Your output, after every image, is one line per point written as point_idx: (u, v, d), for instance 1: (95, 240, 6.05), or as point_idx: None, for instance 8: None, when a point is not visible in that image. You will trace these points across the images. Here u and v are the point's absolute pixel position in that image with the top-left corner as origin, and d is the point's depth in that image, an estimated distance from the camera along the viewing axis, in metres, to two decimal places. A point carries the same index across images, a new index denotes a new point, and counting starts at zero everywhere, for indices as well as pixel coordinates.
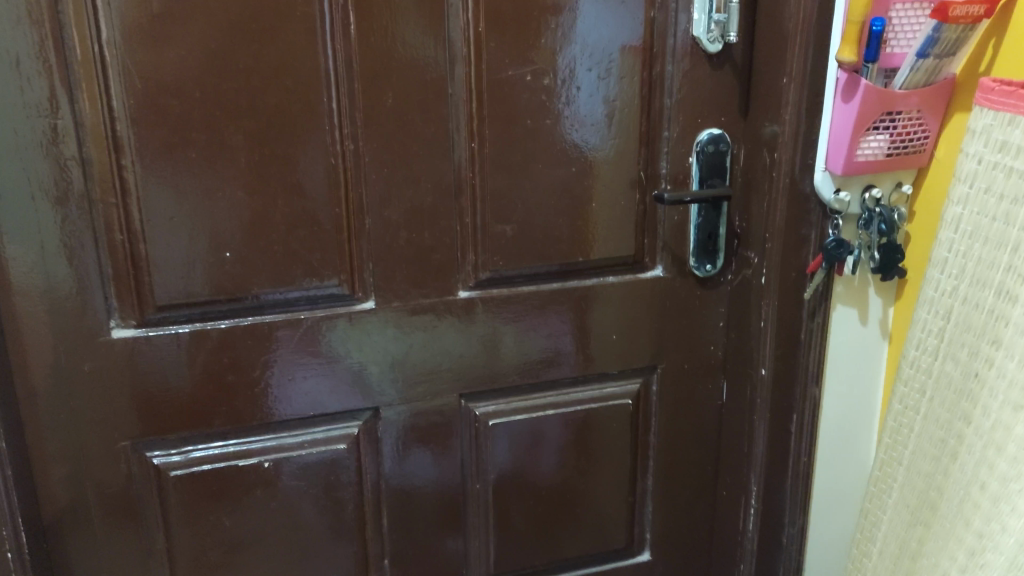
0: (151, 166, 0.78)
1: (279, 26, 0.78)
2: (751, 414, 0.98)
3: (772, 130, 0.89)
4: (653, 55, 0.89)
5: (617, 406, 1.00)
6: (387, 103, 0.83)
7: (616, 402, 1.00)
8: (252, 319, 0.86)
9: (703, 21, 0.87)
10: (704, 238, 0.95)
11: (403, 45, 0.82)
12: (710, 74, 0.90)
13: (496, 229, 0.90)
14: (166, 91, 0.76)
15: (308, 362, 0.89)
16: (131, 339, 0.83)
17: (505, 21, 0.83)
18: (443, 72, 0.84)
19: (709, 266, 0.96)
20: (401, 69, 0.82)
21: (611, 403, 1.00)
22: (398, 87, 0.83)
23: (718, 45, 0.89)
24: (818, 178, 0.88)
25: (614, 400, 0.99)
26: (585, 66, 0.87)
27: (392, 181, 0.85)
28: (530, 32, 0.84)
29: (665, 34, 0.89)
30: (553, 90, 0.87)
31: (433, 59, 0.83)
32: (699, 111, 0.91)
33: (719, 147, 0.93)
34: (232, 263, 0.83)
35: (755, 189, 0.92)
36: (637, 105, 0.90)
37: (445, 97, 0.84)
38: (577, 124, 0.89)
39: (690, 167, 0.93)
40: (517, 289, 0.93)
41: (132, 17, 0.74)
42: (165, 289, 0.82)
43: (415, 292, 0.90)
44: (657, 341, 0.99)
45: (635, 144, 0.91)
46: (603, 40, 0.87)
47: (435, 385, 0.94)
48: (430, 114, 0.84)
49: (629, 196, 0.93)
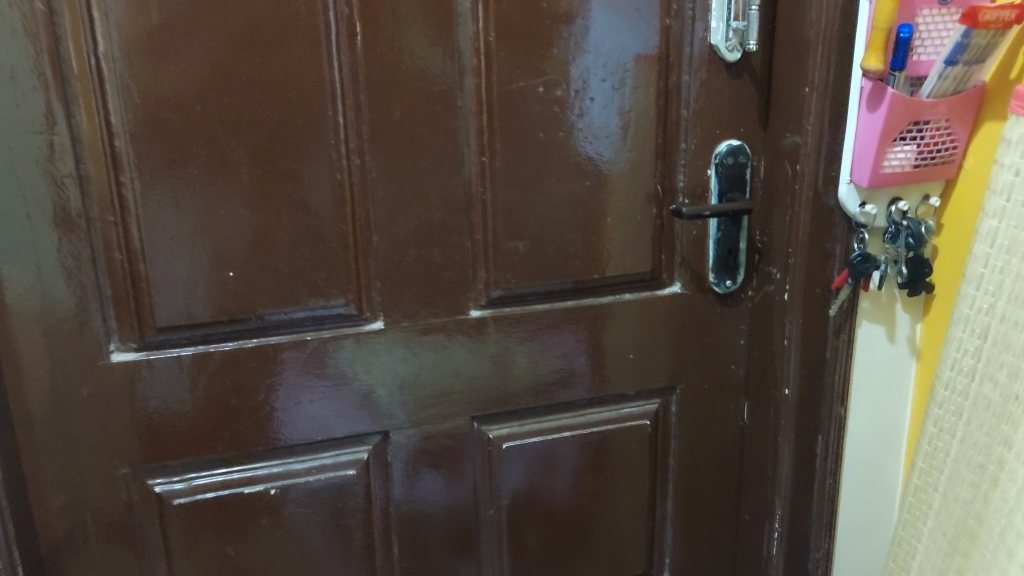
0: (150, 184, 0.76)
1: (283, 38, 0.75)
2: (775, 436, 0.95)
3: (794, 141, 0.86)
4: (669, 65, 0.86)
5: (635, 428, 0.96)
6: (394, 116, 0.80)
7: (634, 423, 0.96)
8: (258, 341, 0.83)
9: (721, 29, 0.84)
10: (724, 253, 0.92)
11: (411, 57, 0.79)
12: (729, 83, 0.87)
13: (508, 245, 0.87)
14: (166, 105, 0.74)
15: (314, 385, 0.86)
16: (131, 363, 0.80)
17: (515, 31, 0.81)
18: (452, 84, 0.81)
19: (729, 282, 0.93)
20: (408, 81, 0.79)
21: (629, 425, 0.96)
22: (406, 99, 0.80)
23: (737, 54, 0.85)
24: (843, 191, 0.84)
25: (631, 422, 0.96)
26: (599, 76, 0.84)
27: (400, 196, 0.83)
28: (542, 41, 0.82)
29: (681, 43, 0.86)
30: (566, 102, 0.84)
31: (441, 70, 0.80)
32: (718, 121, 0.88)
33: (738, 158, 0.89)
34: (235, 283, 0.80)
35: (776, 202, 0.89)
36: (653, 117, 0.87)
37: (454, 110, 0.81)
38: (591, 137, 0.86)
39: (709, 179, 0.90)
40: (530, 307, 0.90)
41: (130, 29, 0.71)
42: (166, 310, 0.79)
43: (424, 311, 0.87)
44: (676, 361, 0.95)
45: (651, 156, 0.88)
46: (617, 48, 0.84)
47: (446, 407, 0.90)
48: (438, 128, 0.82)
49: (646, 211, 0.90)
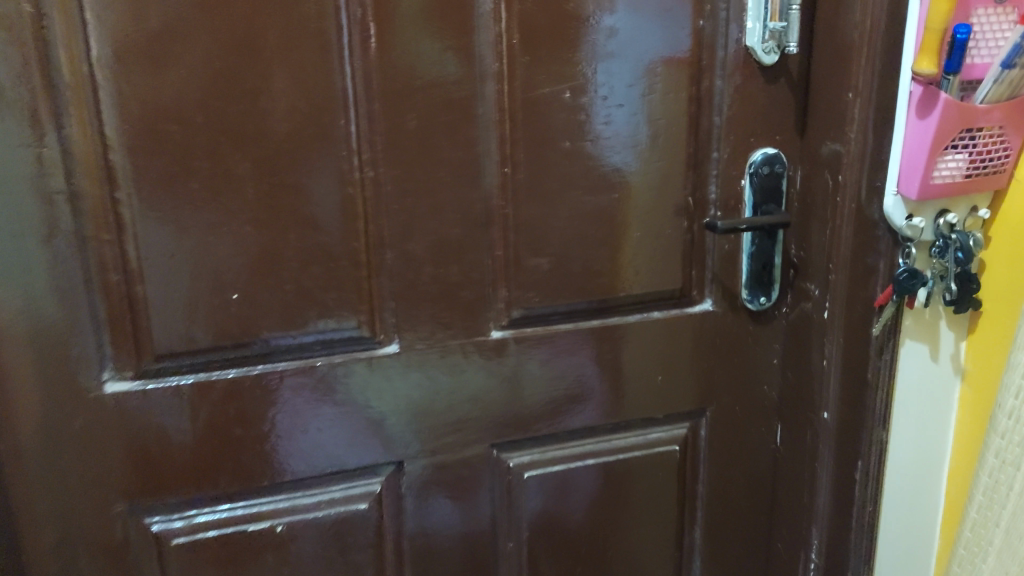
0: (148, 200, 0.70)
1: (291, 42, 0.70)
2: (812, 462, 0.89)
3: (834, 150, 0.81)
4: (702, 68, 0.81)
5: (663, 454, 0.91)
6: (409, 125, 0.74)
7: (661, 449, 0.91)
8: (263, 368, 0.77)
9: (757, 30, 0.79)
10: (759, 268, 0.86)
11: (428, 61, 0.73)
12: (765, 88, 0.82)
13: (531, 262, 0.81)
14: (165, 115, 0.68)
15: (323, 413, 0.80)
16: (127, 392, 0.74)
17: (539, 33, 0.75)
18: (472, 91, 0.75)
19: (763, 298, 0.87)
20: (425, 87, 0.74)
21: (656, 451, 0.91)
22: (422, 107, 0.74)
23: (774, 57, 0.80)
24: (889, 203, 0.79)
25: (659, 447, 0.91)
26: (627, 81, 0.79)
27: (415, 211, 0.77)
28: (568, 44, 0.76)
29: (715, 45, 0.80)
30: (592, 109, 0.79)
31: (461, 75, 0.74)
32: (752, 129, 0.83)
33: (774, 167, 0.84)
34: (239, 305, 0.75)
35: (815, 214, 0.83)
36: (684, 124, 0.81)
37: (473, 118, 0.76)
38: (619, 145, 0.80)
39: (742, 190, 0.84)
40: (553, 328, 0.84)
41: (126, 33, 0.66)
42: (165, 334, 0.74)
43: (441, 333, 0.81)
44: (706, 383, 0.90)
45: (683, 166, 0.83)
46: (647, 51, 0.78)
47: (464, 435, 0.85)
48: (456, 137, 0.76)
49: (676, 224, 0.84)
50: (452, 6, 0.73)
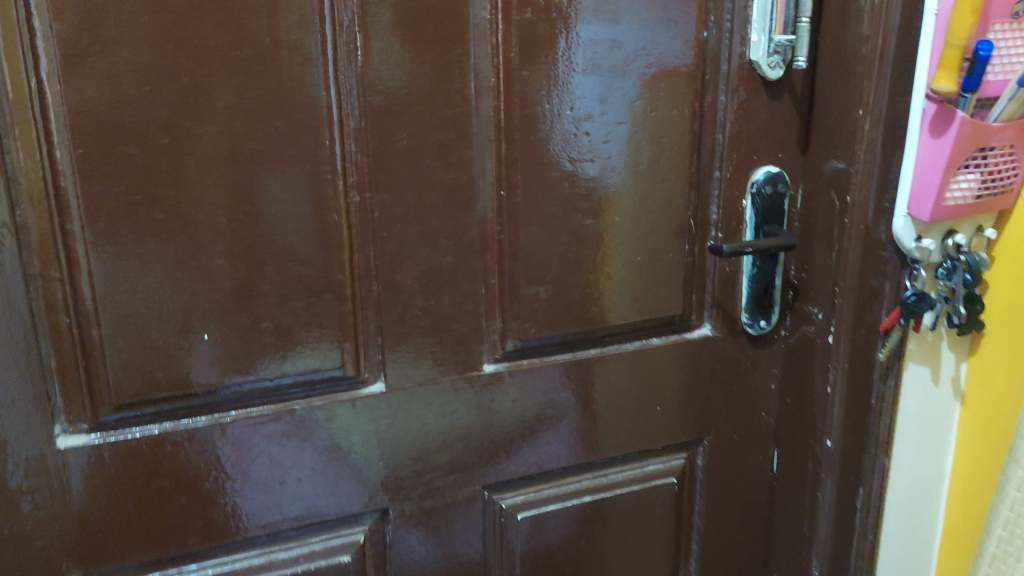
0: (106, 232, 0.61)
1: (269, 55, 0.62)
2: (813, 491, 0.86)
3: (841, 169, 0.77)
4: (705, 83, 0.76)
5: (660, 486, 0.86)
6: (400, 145, 0.68)
7: (658, 481, 0.86)
8: (236, 414, 0.69)
9: (763, 43, 0.74)
10: (760, 291, 0.83)
11: (421, 76, 0.67)
12: (768, 103, 0.78)
13: (529, 290, 0.76)
14: (126, 136, 0.60)
15: (303, 462, 0.72)
16: (82, 449, 0.65)
17: (539, 46, 0.70)
18: (467, 108, 0.69)
19: (763, 322, 0.84)
20: (417, 103, 0.67)
21: (653, 484, 0.86)
22: (414, 125, 0.68)
23: (779, 71, 0.76)
24: (899, 223, 0.76)
25: (656, 480, 0.86)
26: (629, 97, 0.73)
27: (405, 239, 0.70)
28: (568, 57, 0.71)
29: (718, 58, 0.76)
30: (593, 127, 0.73)
31: (456, 91, 0.68)
32: (754, 146, 0.79)
33: (778, 186, 0.80)
34: (210, 347, 0.67)
35: (819, 235, 0.80)
36: (686, 142, 0.77)
37: (468, 137, 0.70)
38: (620, 165, 0.75)
39: (744, 211, 0.80)
40: (550, 359, 0.79)
41: (82, 42, 0.57)
42: (126, 383, 0.65)
43: (431, 369, 0.75)
44: (704, 411, 0.86)
45: (684, 186, 0.78)
46: (650, 65, 0.73)
47: (455, 477, 0.78)
48: (450, 158, 0.70)
49: (676, 247, 0.80)
50: (446, 16, 0.66)
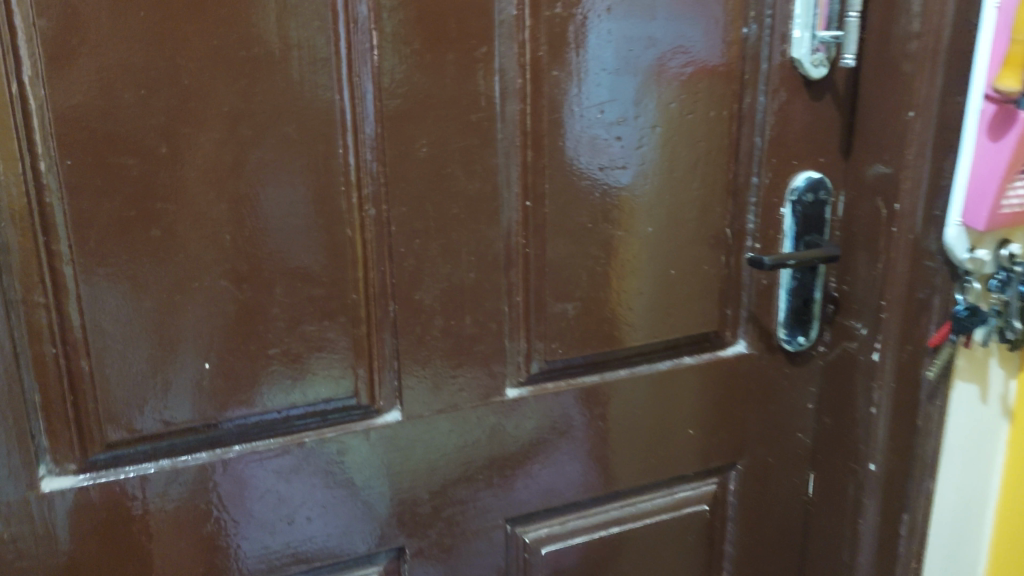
0: (96, 252, 0.55)
1: (277, 55, 0.56)
2: (854, 517, 0.80)
3: (886, 174, 0.72)
4: (744, 83, 0.71)
5: (692, 515, 0.81)
6: (419, 153, 0.62)
7: (689, 510, 0.81)
8: (241, 449, 0.63)
9: (807, 39, 0.69)
10: (799, 305, 0.77)
11: (442, 77, 0.61)
12: (808, 105, 0.73)
13: (555, 308, 0.70)
14: (119, 146, 0.54)
15: (313, 499, 0.66)
16: (70, 492, 0.58)
17: (569, 43, 0.64)
18: (491, 111, 0.63)
19: (801, 338, 0.79)
20: (438, 108, 0.61)
21: (684, 512, 0.81)
22: (434, 131, 0.62)
23: (823, 69, 0.71)
24: (952, 234, 0.71)
25: (687, 508, 0.81)
26: (665, 98, 0.68)
27: (424, 255, 0.64)
28: (600, 56, 0.65)
29: (757, 56, 0.70)
30: (626, 131, 0.67)
31: (480, 93, 0.62)
32: (794, 151, 0.74)
33: (819, 194, 0.75)
34: (212, 377, 0.60)
35: (862, 245, 0.75)
36: (723, 147, 0.71)
37: (493, 143, 0.64)
38: (653, 173, 0.69)
39: (783, 219, 0.75)
40: (577, 382, 0.73)
41: (69, 41, 0.51)
42: (119, 418, 0.59)
43: (451, 396, 0.69)
44: (739, 433, 0.80)
45: (722, 193, 0.73)
46: (687, 63, 0.68)
47: (475, 512, 0.72)
48: (473, 166, 0.64)
49: (712, 259, 0.74)
50: (471, 11, 0.60)
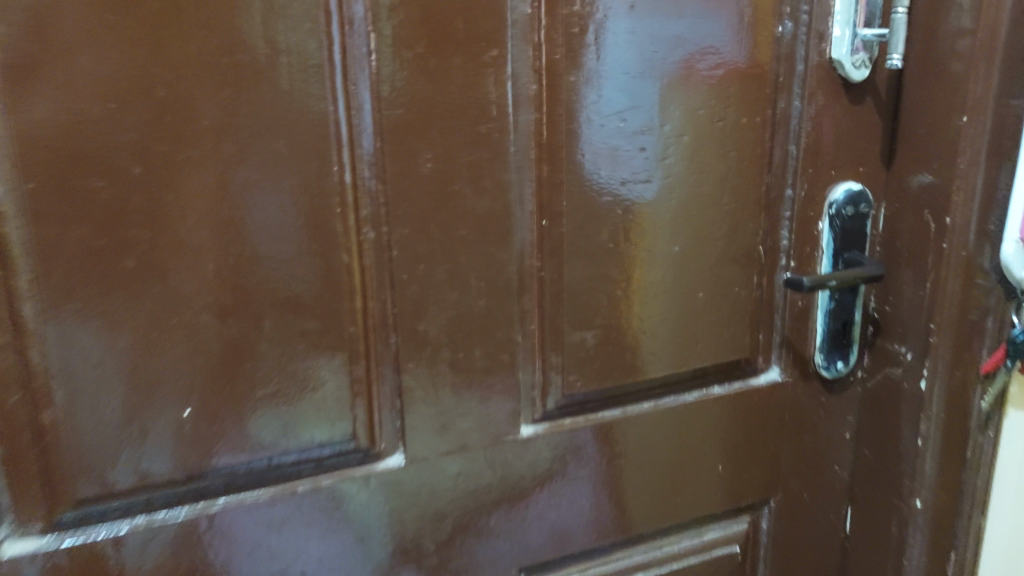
0: (62, 286, 0.48)
1: (265, 61, 0.50)
2: (899, 558, 0.74)
3: (935, 184, 0.65)
4: (778, 87, 0.64)
5: (722, 556, 0.75)
6: (424, 169, 0.56)
7: (720, 551, 0.74)
8: (226, 502, 0.56)
9: (849, 37, 0.63)
10: (837, 328, 0.71)
11: (448, 84, 0.54)
12: (848, 110, 0.66)
13: (574, 337, 0.63)
14: (87, 167, 0.47)
15: (309, 554, 0.60)
16: (34, 556, 0.52)
17: (588, 44, 0.57)
18: (503, 121, 0.57)
19: (840, 364, 0.72)
20: (443, 118, 0.55)
21: (714, 553, 0.74)
22: (440, 144, 0.55)
23: (864, 71, 0.65)
24: (1010, 251, 0.64)
25: (717, 548, 0.74)
26: (695, 105, 0.61)
27: (429, 281, 0.58)
28: (622, 59, 0.58)
29: (793, 57, 0.64)
30: (650, 141, 0.61)
31: (490, 102, 0.56)
32: (832, 160, 0.67)
33: (859, 207, 0.69)
34: (195, 422, 0.54)
35: (907, 263, 0.68)
36: (757, 156, 0.65)
37: (505, 157, 0.57)
38: (679, 187, 0.63)
39: (820, 235, 0.69)
40: (597, 418, 0.66)
41: (26, 49, 0.44)
42: (90, 471, 0.52)
43: (461, 435, 0.62)
44: (772, 468, 0.74)
45: (755, 208, 0.66)
46: (718, 66, 0.61)
47: (487, 561, 0.66)
48: (482, 182, 0.57)
49: (744, 280, 0.67)
50: (481, 10, 0.54)
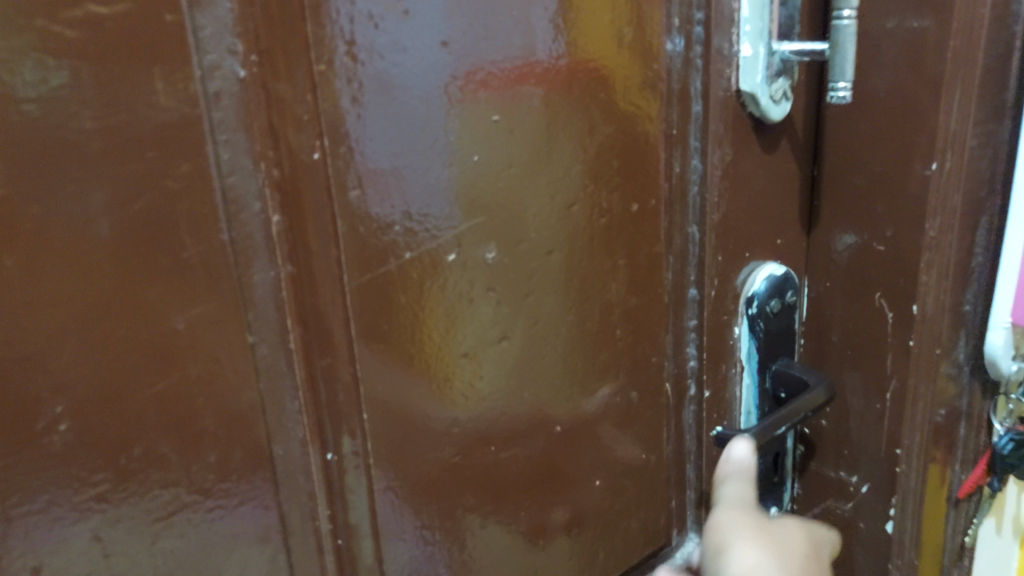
0: None
1: None
2: None
3: (889, 257, 0.45)
4: (670, 143, 0.40)
5: (818, 550, 0.45)
6: (62, 436, 0.25)
7: (812, 541, 0.45)
8: None
9: (763, 57, 0.40)
10: (768, 468, 0.51)
11: (83, 254, 0.25)
12: (762, 163, 0.44)
13: None
14: None
15: None
16: None
17: (373, 118, 0.29)
18: (226, 297, 0.28)
19: (774, 508, 0.53)
20: (90, 325, 0.25)
21: (801, 543, 0.43)
22: (87, 380, 0.26)
23: (783, 105, 0.43)
24: (997, 341, 0.48)
25: (785, 524, 0.44)
26: (561, 195, 0.36)
27: None
28: (438, 139, 0.31)
29: (686, 95, 0.40)
30: (499, 273, 0.35)
31: (192, 268, 0.27)
32: (746, 236, 0.45)
33: (785, 297, 0.48)
34: None
35: (850, 364, 0.49)
36: (652, 256, 0.41)
37: (237, 365, 0.29)
38: (550, 332, 0.37)
39: (740, 347, 0.47)
40: None
41: None
42: None
43: None
44: None
45: (656, 332, 0.42)
46: (589, 131, 0.36)
47: None
48: (195, 427, 0.28)
49: (646, 438, 0.44)
50: (119, 83, 0.24)
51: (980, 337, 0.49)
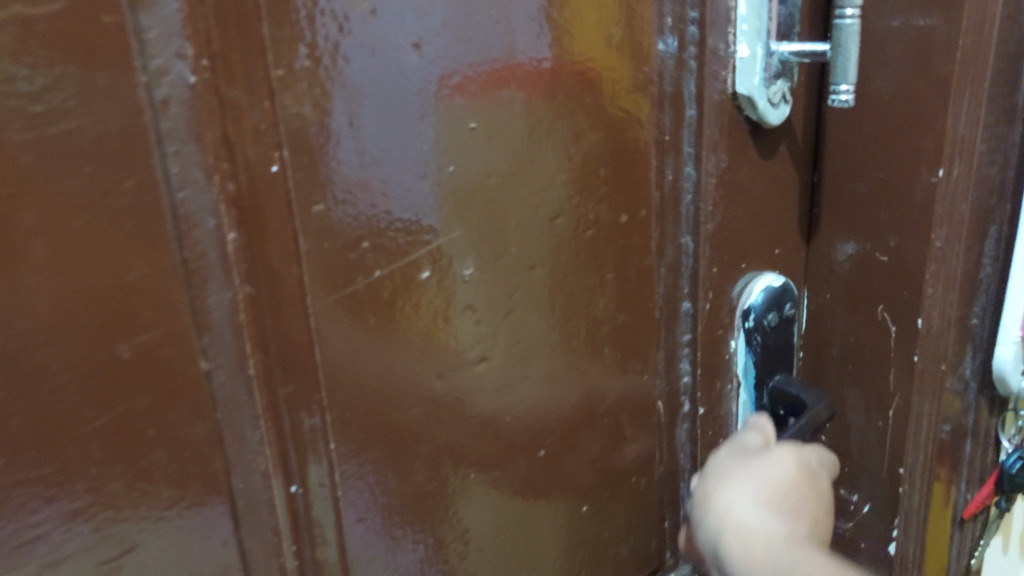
0: None
1: None
2: None
3: (893, 268, 0.43)
4: (662, 149, 0.38)
5: (817, 471, 0.44)
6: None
7: (812, 463, 0.44)
8: None
9: (762, 58, 0.38)
10: None
11: (17, 280, 0.22)
12: (760, 170, 0.42)
13: None
14: None
15: None
16: None
17: (339, 127, 0.27)
18: (177, 322, 0.25)
19: None
20: (26, 359, 0.23)
21: (806, 476, 0.43)
22: (24, 417, 0.23)
23: (780, 109, 0.40)
24: (1006, 356, 0.46)
25: (792, 455, 0.43)
26: (544, 206, 0.34)
27: None
28: (410, 148, 0.29)
29: (680, 99, 0.38)
30: (478, 290, 0.33)
31: (139, 293, 0.25)
32: (742, 246, 0.43)
33: (783, 309, 0.46)
34: None
35: (851, 379, 0.47)
36: (644, 269, 0.39)
37: (191, 395, 0.26)
38: (533, 352, 0.35)
39: (736, 362, 0.45)
40: None
41: None
42: None
43: None
44: None
45: (648, 347, 0.40)
46: (575, 139, 0.34)
47: None
48: (145, 463, 0.26)
49: (637, 459, 0.42)
50: (50, 91, 0.22)
51: (986, 352, 0.47)
